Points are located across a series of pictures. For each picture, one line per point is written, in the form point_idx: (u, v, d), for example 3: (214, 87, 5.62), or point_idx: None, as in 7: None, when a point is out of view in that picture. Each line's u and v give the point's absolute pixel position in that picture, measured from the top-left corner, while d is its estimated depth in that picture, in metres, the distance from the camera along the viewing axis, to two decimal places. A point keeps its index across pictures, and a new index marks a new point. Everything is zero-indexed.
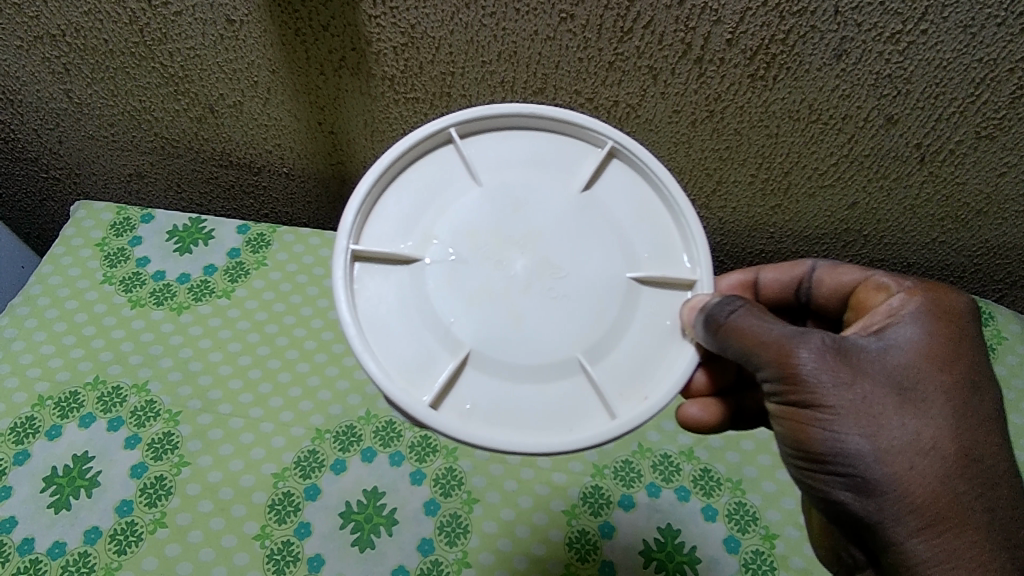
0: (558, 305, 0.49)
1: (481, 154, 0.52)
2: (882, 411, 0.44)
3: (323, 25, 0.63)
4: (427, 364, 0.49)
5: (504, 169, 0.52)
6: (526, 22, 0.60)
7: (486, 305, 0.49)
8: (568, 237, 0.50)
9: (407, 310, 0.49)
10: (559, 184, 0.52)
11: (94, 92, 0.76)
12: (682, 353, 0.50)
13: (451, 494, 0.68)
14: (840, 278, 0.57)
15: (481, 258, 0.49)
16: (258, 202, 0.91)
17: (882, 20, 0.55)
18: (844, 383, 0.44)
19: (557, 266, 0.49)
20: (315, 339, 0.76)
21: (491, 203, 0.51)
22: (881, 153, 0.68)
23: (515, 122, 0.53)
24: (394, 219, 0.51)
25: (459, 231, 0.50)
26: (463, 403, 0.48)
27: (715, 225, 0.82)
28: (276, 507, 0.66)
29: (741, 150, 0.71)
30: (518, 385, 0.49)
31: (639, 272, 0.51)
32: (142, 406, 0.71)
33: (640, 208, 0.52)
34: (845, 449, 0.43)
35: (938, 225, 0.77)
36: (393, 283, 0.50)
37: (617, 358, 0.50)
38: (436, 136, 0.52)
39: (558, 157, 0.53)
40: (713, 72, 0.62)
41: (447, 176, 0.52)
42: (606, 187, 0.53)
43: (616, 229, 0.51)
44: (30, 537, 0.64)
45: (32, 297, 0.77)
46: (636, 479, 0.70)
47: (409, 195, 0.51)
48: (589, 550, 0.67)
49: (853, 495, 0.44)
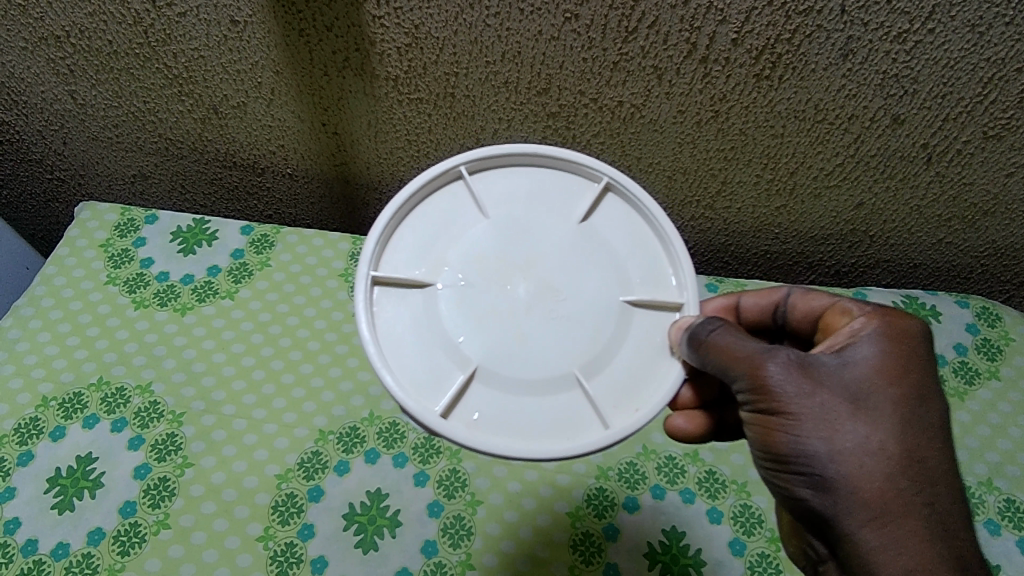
0: (561, 323, 0.49)
1: (491, 190, 0.53)
2: (843, 414, 0.43)
3: (326, 26, 0.63)
4: (440, 377, 0.48)
5: (514, 203, 0.52)
6: (529, 22, 0.60)
7: (494, 323, 0.49)
8: (573, 262, 0.50)
9: (422, 329, 0.49)
10: (563, 215, 0.52)
11: (98, 93, 0.76)
12: (671, 370, 0.49)
13: (454, 497, 0.68)
14: (809, 302, 0.55)
15: (489, 282, 0.49)
16: (262, 204, 0.91)
17: (889, 19, 0.55)
18: (806, 391, 0.44)
19: (562, 289, 0.49)
20: (318, 341, 0.76)
21: (499, 230, 0.51)
22: (887, 153, 0.68)
23: (522, 160, 0.53)
24: (410, 249, 0.51)
25: (470, 256, 0.50)
26: (471, 412, 0.48)
27: (719, 226, 0.81)
28: (280, 509, 0.66)
29: (746, 150, 0.70)
30: (519, 398, 0.48)
31: (633, 294, 0.50)
32: (146, 408, 0.71)
33: (634, 239, 0.53)
34: (809, 449, 0.43)
35: (945, 226, 0.76)
36: (405, 305, 0.50)
37: (613, 372, 0.49)
38: (448, 173, 0.52)
39: (562, 190, 0.53)
40: (718, 71, 0.62)
41: (459, 209, 0.52)
42: (607, 217, 0.53)
43: (611, 256, 0.51)
44: (34, 538, 0.64)
45: (36, 298, 0.77)
46: (641, 481, 0.70)
47: (424, 227, 0.52)
48: (593, 553, 0.66)
49: (813, 492, 0.44)
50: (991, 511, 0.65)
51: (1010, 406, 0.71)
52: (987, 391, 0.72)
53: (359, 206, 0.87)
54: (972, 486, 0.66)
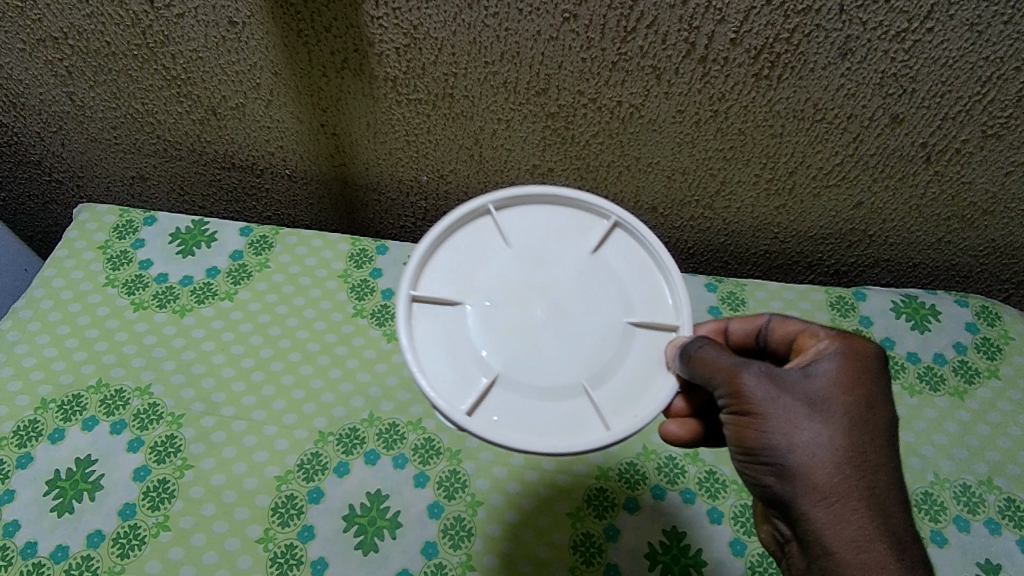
0: (574, 340, 0.50)
1: (517, 227, 0.54)
2: (831, 414, 0.44)
3: (325, 26, 0.63)
4: (466, 382, 0.49)
5: (535, 237, 0.53)
6: (528, 22, 0.60)
7: (517, 343, 0.50)
8: (591, 293, 0.51)
9: (452, 340, 0.50)
10: (576, 247, 0.53)
11: (97, 94, 0.76)
12: (662, 385, 0.49)
13: (455, 497, 0.67)
14: (791, 327, 0.53)
15: (511, 305, 0.51)
16: (261, 205, 0.91)
17: (888, 18, 0.55)
18: (773, 394, 0.44)
19: (581, 314, 0.51)
20: (318, 342, 0.76)
21: (521, 262, 0.52)
22: (885, 153, 0.68)
23: (545, 198, 0.55)
24: (445, 273, 0.52)
25: (493, 282, 0.52)
26: (491, 414, 0.49)
27: (719, 225, 0.81)
28: (279, 510, 0.66)
29: (745, 150, 0.70)
30: (535, 403, 0.49)
31: (635, 316, 0.51)
32: (146, 409, 0.71)
33: (637, 269, 0.54)
34: (786, 445, 0.43)
35: (944, 225, 0.76)
36: (437, 321, 0.51)
37: (620, 380, 0.50)
38: (477, 211, 0.54)
39: (581, 227, 0.54)
40: (717, 71, 0.62)
41: (485, 243, 0.53)
42: (616, 249, 0.54)
43: (617, 283, 0.52)
44: (33, 540, 0.64)
45: (35, 300, 0.77)
46: (642, 481, 0.69)
47: (456, 257, 0.53)
48: (593, 553, 0.65)
49: (773, 478, 0.44)
50: (991, 510, 0.65)
51: (1010, 405, 0.71)
52: (986, 390, 0.72)
53: (358, 207, 0.87)
54: (972, 485, 0.66)
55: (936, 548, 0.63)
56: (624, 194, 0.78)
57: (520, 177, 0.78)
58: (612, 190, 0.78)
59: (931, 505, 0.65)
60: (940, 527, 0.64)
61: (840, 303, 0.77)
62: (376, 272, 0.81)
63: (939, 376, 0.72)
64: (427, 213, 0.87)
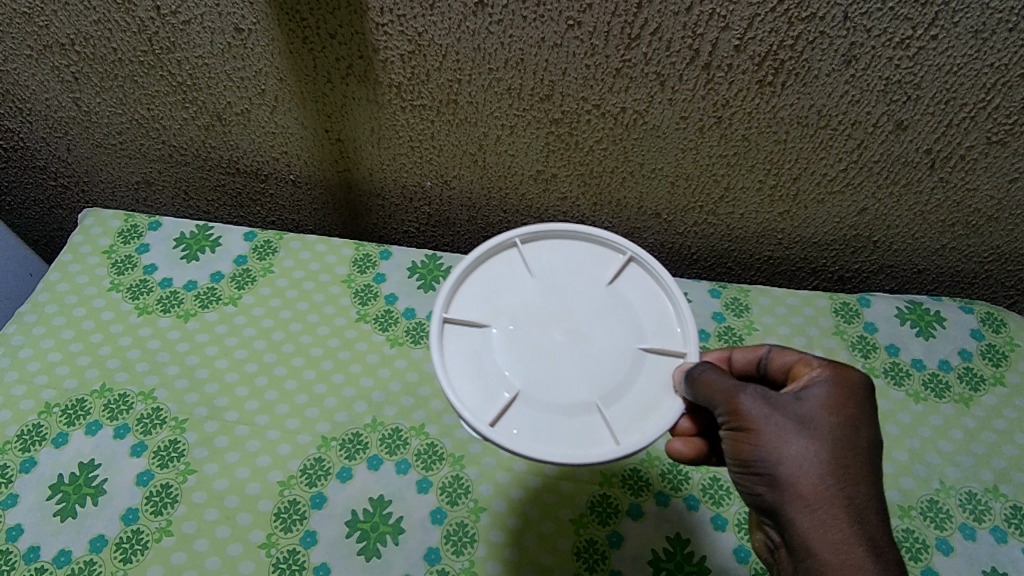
0: (589, 364, 0.53)
1: (540, 258, 0.58)
2: (820, 431, 0.45)
3: (330, 33, 0.64)
4: (489, 396, 0.52)
5: (557, 270, 0.57)
6: (532, 29, 0.60)
7: (538, 363, 0.53)
8: (605, 321, 0.55)
9: (478, 358, 0.54)
10: (593, 279, 0.57)
11: (103, 100, 0.77)
12: (670, 406, 0.52)
13: (457, 503, 0.67)
14: (785, 356, 0.54)
15: (533, 328, 0.54)
16: (265, 209, 0.91)
17: (892, 25, 0.55)
18: (767, 412, 0.45)
19: (596, 339, 0.54)
20: (321, 347, 0.76)
21: (543, 291, 0.56)
22: (890, 159, 0.68)
23: (566, 233, 0.58)
24: (475, 298, 0.56)
25: (518, 308, 0.55)
26: (512, 427, 0.51)
27: (723, 231, 0.81)
28: (282, 516, 0.66)
29: (749, 157, 0.70)
30: (553, 418, 0.52)
31: (646, 343, 0.54)
32: (149, 414, 0.71)
33: (648, 300, 0.57)
34: (777, 459, 0.44)
35: (949, 231, 0.76)
36: (465, 342, 0.54)
37: (631, 400, 0.53)
38: (505, 244, 0.58)
39: (598, 262, 0.58)
40: (721, 78, 0.62)
41: (510, 272, 0.57)
42: (631, 282, 0.57)
43: (630, 314, 0.56)
44: (36, 545, 0.63)
45: (39, 304, 0.77)
46: (645, 487, 0.69)
47: (485, 285, 0.57)
48: (597, 560, 0.65)
49: (766, 488, 0.45)
50: (997, 518, 0.65)
51: (1015, 412, 0.71)
52: (992, 398, 0.72)
53: (362, 212, 0.88)
54: (978, 493, 0.66)
55: (942, 556, 0.63)
56: (627, 200, 0.78)
57: (524, 182, 0.78)
58: (616, 196, 0.78)
59: (937, 512, 0.65)
60: (946, 534, 0.64)
61: (844, 309, 0.77)
62: (379, 277, 0.81)
63: (944, 383, 0.72)
64: (430, 219, 0.87)
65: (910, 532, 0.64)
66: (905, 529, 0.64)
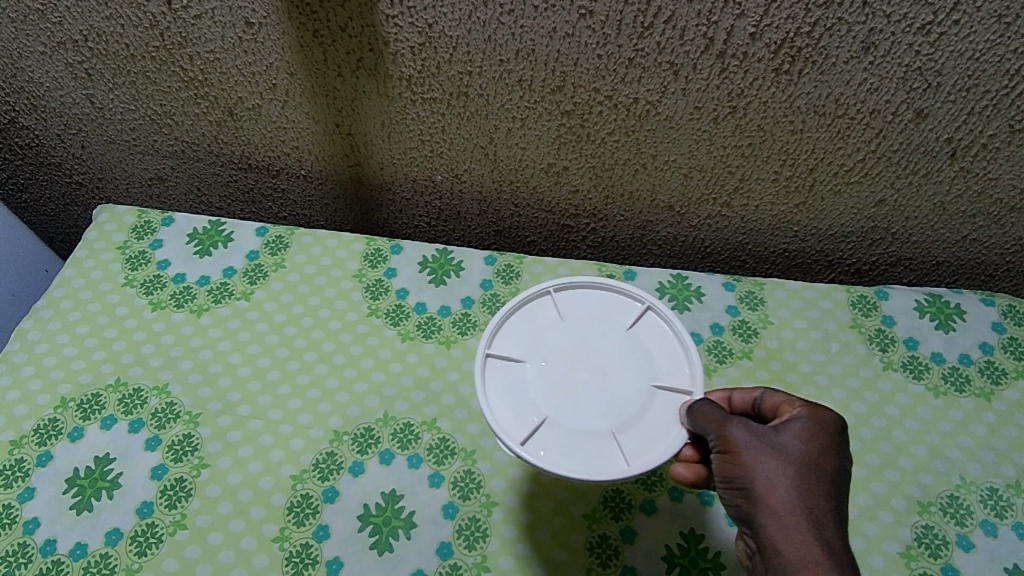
0: (609, 396, 0.54)
1: (571, 305, 0.59)
2: (792, 456, 0.46)
3: (341, 26, 0.64)
4: (519, 419, 0.53)
5: (585, 317, 0.58)
6: (544, 19, 0.59)
7: (565, 394, 0.54)
8: (624, 363, 0.56)
9: (511, 388, 0.54)
10: (614, 323, 0.58)
11: (116, 96, 0.77)
12: (679, 435, 0.52)
13: (470, 498, 0.67)
14: (775, 398, 0.53)
15: (563, 363, 0.55)
16: (276, 205, 0.91)
17: (912, 10, 0.54)
18: (754, 442, 0.46)
19: (617, 376, 0.55)
20: (333, 341, 0.76)
21: (573, 331, 0.57)
22: (909, 148, 0.67)
23: (584, 284, 0.60)
24: (514, 336, 0.57)
25: (551, 347, 0.56)
26: (537, 450, 0.51)
27: (737, 224, 0.80)
28: (294, 509, 0.66)
29: (764, 147, 0.69)
30: (577, 443, 0.52)
31: (659, 380, 0.55)
32: (163, 408, 0.71)
33: (661, 341, 0.57)
34: (755, 479, 0.45)
35: (970, 222, 0.75)
36: (503, 375, 0.55)
37: (648, 427, 0.53)
38: (540, 297, 0.60)
39: (619, 309, 0.59)
40: (736, 66, 0.61)
41: (541, 314, 0.58)
42: (649, 328, 0.58)
43: (645, 356, 0.56)
44: (52, 538, 0.64)
45: (55, 300, 0.78)
46: (659, 482, 0.68)
47: (523, 323, 0.58)
48: (610, 555, 0.64)
49: (743, 499, 0.46)
50: (1020, 514, 0.63)
51: None
52: (1014, 392, 0.70)
53: (373, 207, 0.87)
54: (1000, 488, 0.65)
55: (962, 553, 0.61)
56: (640, 191, 0.77)
57: (536, 176, 0.78)
58: (628, 188, 0.77)
59: (957, 508, 0.64)
60: (966, 531, 0.62)
61: (862, 302, 0.75)
62: (391, 272, 0.81)
63: (965, 376, 0.71)
64: (441, 213, 0.87)
65: (930, 528, 0.63)
66: (924, 525, 0.63)
